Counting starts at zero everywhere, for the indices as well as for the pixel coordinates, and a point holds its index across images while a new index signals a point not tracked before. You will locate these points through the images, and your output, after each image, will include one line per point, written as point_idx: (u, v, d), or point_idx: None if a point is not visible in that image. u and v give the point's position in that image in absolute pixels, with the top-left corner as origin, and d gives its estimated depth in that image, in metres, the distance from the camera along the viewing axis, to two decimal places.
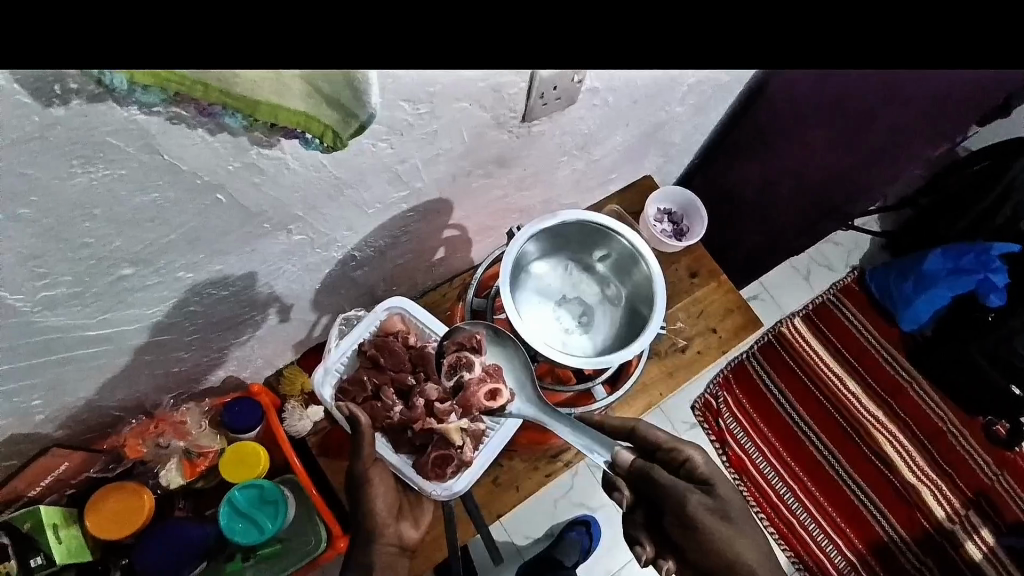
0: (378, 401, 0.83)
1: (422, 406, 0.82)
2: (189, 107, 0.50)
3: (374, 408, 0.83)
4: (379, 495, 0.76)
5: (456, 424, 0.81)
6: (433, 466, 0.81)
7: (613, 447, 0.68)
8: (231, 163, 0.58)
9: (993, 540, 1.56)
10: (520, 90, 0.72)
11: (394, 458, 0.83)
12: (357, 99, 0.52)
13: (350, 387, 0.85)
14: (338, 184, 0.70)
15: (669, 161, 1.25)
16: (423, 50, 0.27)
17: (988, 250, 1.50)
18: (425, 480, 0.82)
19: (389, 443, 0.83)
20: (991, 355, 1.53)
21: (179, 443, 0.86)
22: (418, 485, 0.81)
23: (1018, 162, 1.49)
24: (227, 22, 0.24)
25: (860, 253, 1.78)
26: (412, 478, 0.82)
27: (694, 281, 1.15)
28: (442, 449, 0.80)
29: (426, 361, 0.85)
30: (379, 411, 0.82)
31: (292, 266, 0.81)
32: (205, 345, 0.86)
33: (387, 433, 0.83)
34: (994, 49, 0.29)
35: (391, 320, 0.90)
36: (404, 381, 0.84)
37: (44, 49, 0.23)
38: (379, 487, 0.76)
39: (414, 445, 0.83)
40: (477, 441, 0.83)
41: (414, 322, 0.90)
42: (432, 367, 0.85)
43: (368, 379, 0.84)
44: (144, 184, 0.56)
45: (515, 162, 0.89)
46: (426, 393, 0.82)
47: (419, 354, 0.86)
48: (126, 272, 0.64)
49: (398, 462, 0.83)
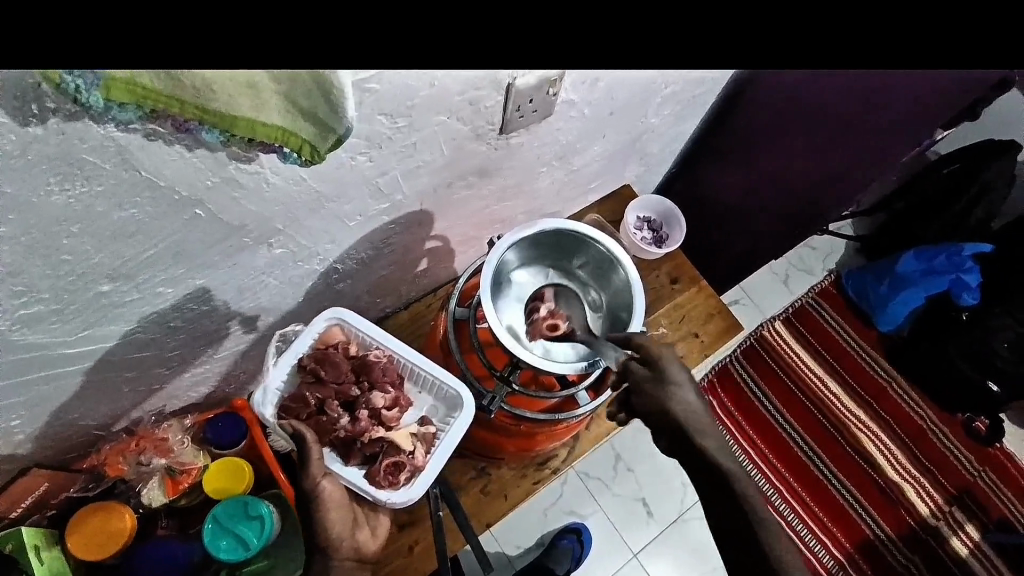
0: (324, 415, 0.83)
1: (367, 417, 0.84)
2: (166, 124, 0.50)
3: (320, 423, 0.83)
4: (329, 513, 0.77)
5: (405, 431, 0.84)
6: (385, 474, 0.82)
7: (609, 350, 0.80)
8: (209, 178, 0.59)
9: (977, 535, 1.58)
10: (497, 102, 0.74)
11: (342, 470, 0.82)
12: (333, 113, 0.52)
13: (292, 404, 0.83)
14: (319, 198, 0.71)
15: (648, 170, 1.27)
16: (415, 54, 0.24)
17: (960, 251, 1.53)
18: (378, 490, 0.82)
19: (338, 455, 0.83)
20: (966, 352, 1.57)
21: (162, 460, 0.84)
22: (372, 495, 0.82)
23: (986, 164, 1.56)
24: (210, 24, 0.22)
25: (837, 256, 1.82)
26: (365, 489, 0.82)
27: (675, 286, 1.17)
28: (392, 456, 0.82)
29: (368, 370, 0.86)
30: (325, 424, 0.82)
31: (275, 280, 0.82)
32: (188, 360, 0.86)
33: (336, 447, 0.83)
34: (998, 48, 0.29)
35: (330, 331, 0.88)
36: (349, 392, 0.85)
37: (26, 52, 0.21)
38: (330, 503, 0.78)
39: (363, 455, 0.83)
40: (428, 445, 0.85)
41: (353, 332, 0.89)
42: (376, 375, 0.86)
43: (309, 394, 0.83)
44: (124, 200, 0.56)
45: (496, 173, 0.90)
46: (371, 403, 0.85)
47: (360, 363, 0.86)
48: (106, 288, 0.64)
49: (348, 473, 0.83)
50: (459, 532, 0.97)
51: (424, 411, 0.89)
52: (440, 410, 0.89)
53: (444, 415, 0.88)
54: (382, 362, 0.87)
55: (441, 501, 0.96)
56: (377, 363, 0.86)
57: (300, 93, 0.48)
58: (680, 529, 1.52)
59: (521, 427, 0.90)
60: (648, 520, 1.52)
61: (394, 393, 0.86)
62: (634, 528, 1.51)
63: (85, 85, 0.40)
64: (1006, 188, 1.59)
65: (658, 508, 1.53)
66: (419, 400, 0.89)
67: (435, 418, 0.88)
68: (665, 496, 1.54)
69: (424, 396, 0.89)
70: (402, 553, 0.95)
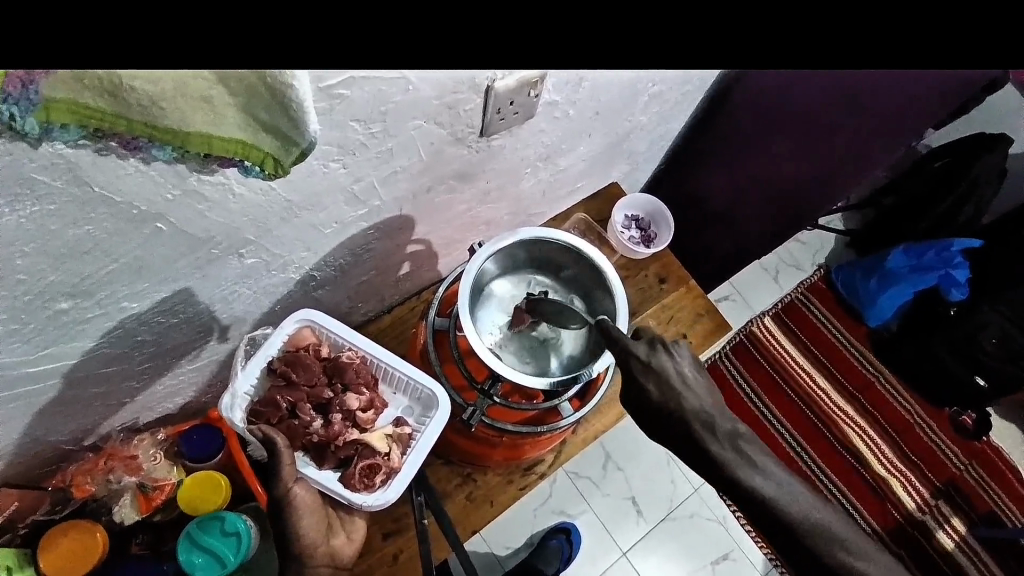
0: (295, 419, 0.81)
1: (341, 420, 0.83)
2: (115, 141, 0.47)
3: (292, 427, 0.80)
4: (304, 519, 0.74)
5: (380, 432, 0.82)
6: (361, 477, 0.81)
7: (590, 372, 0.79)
8: (170, 191, 0.56)
9: (964, 528, 1.59)
10: (476, 105, 0.71)
11: (316, 474, 0.80)
12: (295, 126, 0.49)
13: (261, 407, 0.80)
14: (291, 208, 0.68)
15: (636, 169, 1.25)
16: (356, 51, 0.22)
17: (949, 247, 1.57)
18: (353, 494, 0.80)
19: (311, 459, 0.81)
20: (953, 348, 1.58)
21: (131, 478, 0.82)
22: (346, 499, 0.79)
23: (976, 160, 1.57)
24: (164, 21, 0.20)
25: (827, 251, 1.81)
26: (339, 492, 0.80)
27: (663, 286, 1.15)
28: (367, 458, 0.80)
29: (341, 372, 0.84)
30: (297, 429, 0.80)
31: (248, 290, 0.79)
32: (158, 373, 0.83)
33: (309, 450, 0.81)
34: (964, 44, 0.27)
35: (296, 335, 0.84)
36: (321, 394, 0.83)
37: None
38: (304, 509, 0.74)
39: (338, 459, 0.81)
40: (404, 446, 0.83)
41: (326, 335, 0.86)
42: (349, 376, 0.84)
43: (280, 397, 0.81)
44: (78, 218, 0.53)
45: (477, 177, 0.88)
46: (346, 405, 0.83)
47: (333, 365, 0.84)
48: (64, 306, 0.61)
49: (322, 478, 0.80)
50: (444, 535, 0.96)
51: (400, 411, 0.88)
52: (415, 411, 0.87)
53: (421, 415, 0.87)
54: (356, 364, 0.84)
55: (426, 507, 0.95)
56: (350, 365, 0.84)
57: (259, 104, 0.45)
58: (669, 528, 1.52)
59: (502, 439, 0.88)
60: (637, 520, 1.52)
61: (369, 395, 0.85)
62: (623, 527, 1.51)
63: (18, 99, 0.38)
64: (994, 184, 1.60)
65: (647, 506, 1.53)
66: (395, 400, 0.88)
67: (410, 418, 0.87)
68: (654, 494, 1.54)
69: (399, 396, 0.88)
70: (388, 563, 0.94)
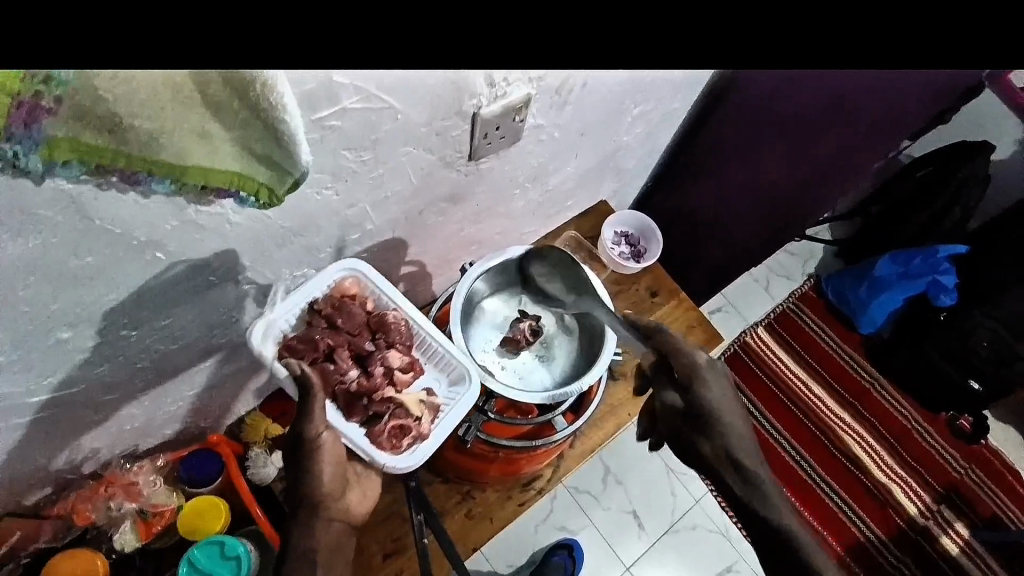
0: (331, 364, 0.76)
1: (381, 374, 0.78)
2: (115, 177, 0.49)
3: (326, 372, 0.75)
4: (324, 468, 0.70)
5: (416, 395, 0.78)
6: (388, 437, 0.75)
7: (581, 384, 0.81)
8: (169, 221, 0.58)
9: (967, 532, 1.59)
10: (464, 131, 0.75)
11: (344, 425, 0.74)
12: (288, 154, 0.50)
13: (299, 341, 0.75)
14: (287, 233, 0.71)
15: (624, 187, 1.28)
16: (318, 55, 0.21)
17: (936, 252, 1.59)
18: (378, 451, 0.74)
19: (340, 409, 0.75)
20: (945, 350, 1.61)
21: (131, 505, 0.84)
22: (369, 456, 0.73)
23: (960, 166, 1.60)
24: None
25: (815, 260, 1.84)
26: (365, 448, 0.73)
27: (655, 299, 1.18)
28: (401, 417, 0.75)
29: (387, 327, 0.80)
30: (332, 374, 0.75)
31: (245, 315, 0.80)
32: (157, 400, 0.84)
33: (339, 399, 0.75)
34: None
35: (343, 286, 0.79)
36: (362, 345, 0.78)
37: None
38: (326, 456, 0.70)
39: (369, 413, 0.75)
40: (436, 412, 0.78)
41: (374, 290, 0.81)
42: (394, 334, 0.80)
43: (321, 338, 0.76)
44: (79, 249, 0.55)
45: (467, 199, 0.90)
46: (389, 359, 0.78)
47: (379, 320, 0.80)
48: (65, 335, 0.63)
49: (350, 430, 0.74)
50: (443, 553, 0.96)
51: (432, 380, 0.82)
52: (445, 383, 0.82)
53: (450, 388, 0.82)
54: (403, 323, 0.80)
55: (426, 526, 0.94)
56: (397, 324, 0.80)
57: (249, 129, 0.46)
58: (670, 541, 1.52)
59: (499, 455, 0.89)
60: (639, 534, 1.51)
61: (410, 357, 0.81)
62: (625, 541, 1.50)
63: (23, 140, 0.40)
64: (981, 189, 1.62)
65: (649, 519, 1.53)
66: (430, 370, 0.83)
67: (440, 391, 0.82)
68: (654, 507, 1.54)
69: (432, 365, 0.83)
70: None
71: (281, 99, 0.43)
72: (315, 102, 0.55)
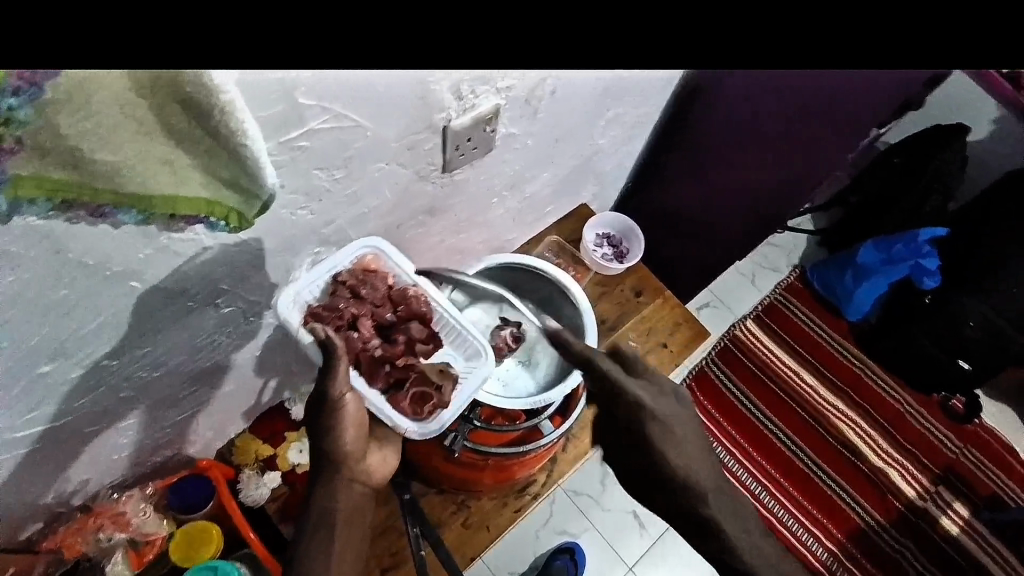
0: (355, 332, 0.74)
1: (404, 343, 0.77)
2: (83, 212, 0.49)
3: (350, 340, 0.73)
4: (345, 432, 0.71)
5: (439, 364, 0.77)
6: (410, 403, 0.75)
7: (560, 391, 0.86)
8: (142, 250, 0.59)
9: (966, 512, 1.60)
10: (436, 144, 0.75)
11: (367, 391, 0.73)
12: (253, 177, 0.49)
13: (324, 308, 0.73)
14: (263, 254, 0.71)
15: (604, 189, 1.29)
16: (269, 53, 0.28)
17: (916, 237, 1.61)
18: (399, 417, 0.75)
19: (363, 376, 0.74)
20: (933, 334, 1.62)
21: (122, 535, 0.87)
22: (391, 422, 0.74)
23: (936, 153, 1.63)
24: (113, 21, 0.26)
25: (799, 252, 1.85)
26: (387, 414, 0.74)
27: (640, 299, 1.18)
28: (422, 385, 0.75)
29: (410, 298, 0.78)
30: (356, 342, 0.73)
31: (229, 338, 0.80)
32: (145, 427, 0.84)
33: (362, 366, 0.74)
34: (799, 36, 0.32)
35: (365, 261, 0.77)
36: (385, 315, 0.77)
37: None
38: (348, 421, 0.71)
39: (391, 380, 0.75)
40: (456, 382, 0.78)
41: (394, 263, 0.79)
42: (417, 305, 0.78)
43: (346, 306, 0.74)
44: (54, 283, 0.56)
45: (445, 210, 0.91)
46: (412, 329, 0.77)
47: (402, 291, 0.78)
48: (45, 369, 0.63)
49: (373, 397, 0.74)
50: (441, 564, 0.96)
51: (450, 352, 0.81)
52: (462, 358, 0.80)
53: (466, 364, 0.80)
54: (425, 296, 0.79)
55: (422, 539, 0.95)
56: (420, 296, 0.79)
57: (212, 152, 0.46)
58: (672, 538, 1.52)
59: (488, 462, 0.89)
60: (640, 533, 1.51)
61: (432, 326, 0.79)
62: (627, 541, 1.50)
63: None
64: (956, 174, 1.65)
65: (649, 518, 1.53)
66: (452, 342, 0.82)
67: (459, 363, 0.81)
68: (654, 505, 1.54)
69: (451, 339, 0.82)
70: None
71: (238, 116, 0.44)
72: (281, 124, 0.56)
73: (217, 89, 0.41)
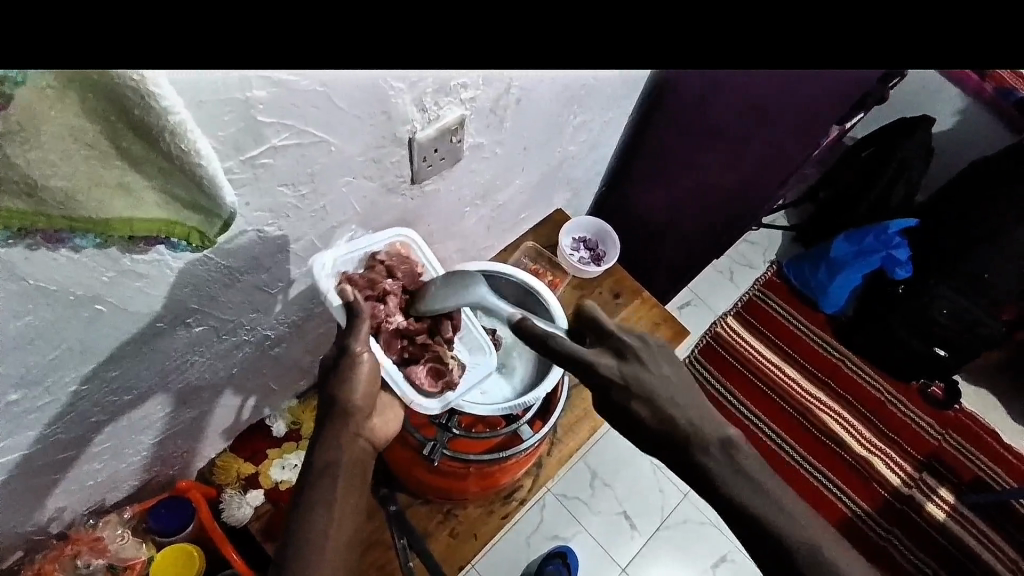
0: (381, 304, 0.77)
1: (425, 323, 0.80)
2: (39, 238, 0.49)
3: (376, 309, 0.76)
4: (353, 383, 0.69)
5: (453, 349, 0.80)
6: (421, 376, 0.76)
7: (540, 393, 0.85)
8: (106, 273, 0.59)
9: (951, 497, 1.62)
10: (402, 156, 0.76)
11: (383, 356, 0.74)
12: (212, 197, 0.50)
13: (360, 278, 0.77)
14: (232, 272, 0.71)
15: (577, 195, 1.31)
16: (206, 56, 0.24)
17: (886, 229, 1.66)
18: (407, 385, 0.75)
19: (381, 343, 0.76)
20: (908, 323, 1.64)
21: (100, 561, 0.85)
22: (399, 390, 0.74)
23: (901, 144, 1.66)
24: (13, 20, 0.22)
25: (775, 248, 1.88)
26: (396, 381, 0.74)
27: (619, 301, 1.20)
28: (435, 363, 0.77)
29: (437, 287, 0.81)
30: (381, 313, 0.76)
31: (202, 358, 0.80)
32: (120, 452, 0.83)
33: (382, 335, 0.76)
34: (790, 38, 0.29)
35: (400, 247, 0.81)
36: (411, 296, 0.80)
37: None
38: (359, 375, 0.69)
39: (406, 353, 0.76)
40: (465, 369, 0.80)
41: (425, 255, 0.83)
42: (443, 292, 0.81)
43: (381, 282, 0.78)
44: (17, 311, 0.55)
45: (417, 221, 0.91)
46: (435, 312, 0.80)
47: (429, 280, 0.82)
48: (14, 398, 0.63)
49: (386, 362, 0.74)
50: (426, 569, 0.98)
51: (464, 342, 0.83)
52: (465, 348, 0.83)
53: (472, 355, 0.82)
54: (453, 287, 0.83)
55: (409, 549, 0.97)
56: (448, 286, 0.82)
57: (167, 175, 0.47)
58: (663, 537, 1.53)
59: (470, 470, 0.89)
60: (631, 534, 1.52)
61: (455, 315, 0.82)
62: (619, 542, 1.51)
63: None
64: (922, 162, 1.69)
65: (639, 518, 1.54)
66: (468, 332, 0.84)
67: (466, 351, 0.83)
68: (643, 505, 1.55)
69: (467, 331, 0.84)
70: None
71: (191, 140, 0.44)
72: (241, 142, 0.57)
73: (164, 110, 0.41)
